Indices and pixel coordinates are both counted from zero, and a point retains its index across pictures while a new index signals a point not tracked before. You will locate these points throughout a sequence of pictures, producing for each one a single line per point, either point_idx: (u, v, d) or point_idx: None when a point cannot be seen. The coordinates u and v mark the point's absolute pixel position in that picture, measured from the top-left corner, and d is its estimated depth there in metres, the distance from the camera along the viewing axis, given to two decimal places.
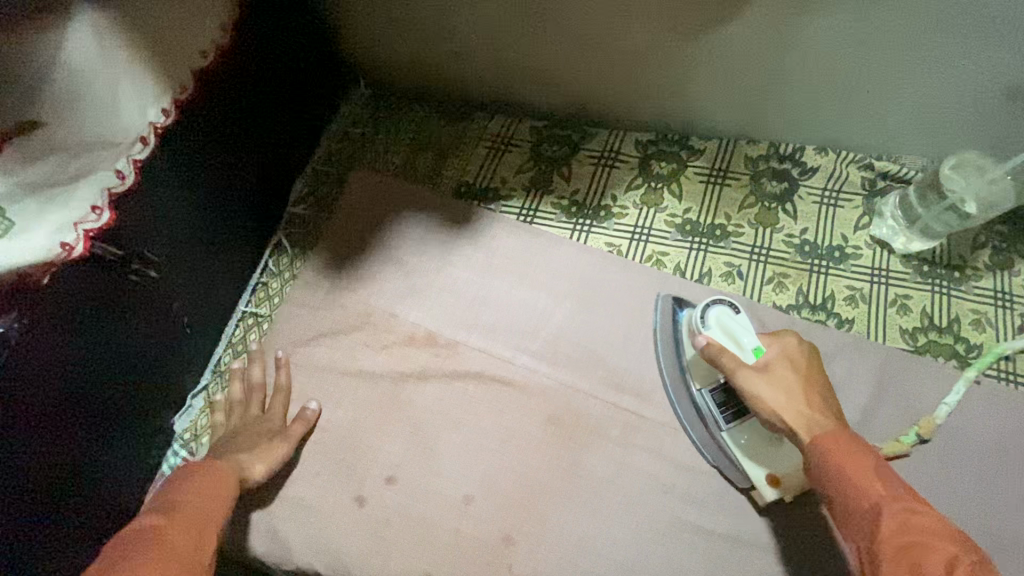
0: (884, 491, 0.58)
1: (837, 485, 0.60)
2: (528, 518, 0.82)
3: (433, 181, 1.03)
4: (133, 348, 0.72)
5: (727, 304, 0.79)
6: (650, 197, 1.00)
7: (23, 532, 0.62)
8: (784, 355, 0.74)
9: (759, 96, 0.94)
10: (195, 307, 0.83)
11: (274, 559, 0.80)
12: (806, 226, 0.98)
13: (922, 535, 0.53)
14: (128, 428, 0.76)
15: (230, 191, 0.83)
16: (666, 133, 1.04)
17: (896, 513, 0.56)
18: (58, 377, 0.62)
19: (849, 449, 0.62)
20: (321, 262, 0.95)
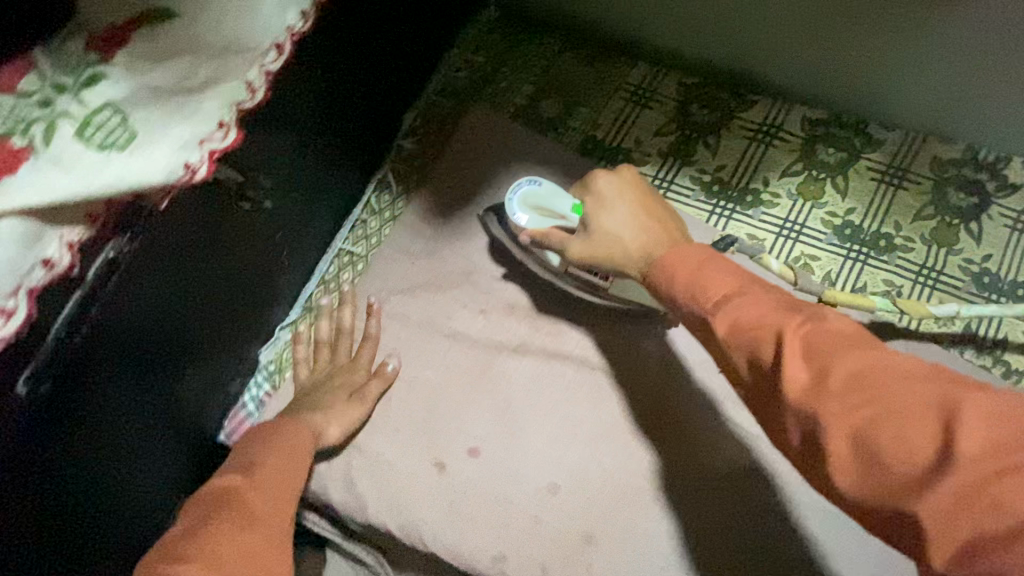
0: (713, 294, 0.50)
1: (670, 299, 0.54)
2: (614, 520, 0.76)
3: (556, 129, 0.90)
4: (228, 283, 0.67)
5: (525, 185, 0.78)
6: (808, 188, 0.85)
7: (116, 473, 0.59)
8: (597, 202, 0.68)
9: (974, 88, 0.77)
10: (291, 238, 0.76)
11: (348, 510, 0.77)
12: (991, 253, 0.82)
13: (755, 321, 0.47)
14: (207, 366, 0.71)
15: (343, 115, 0.73)
16: (840, 114, 0.88)
17: (725, 309, 0.49)
18: (167, 300, 0.57)
19: (670, 260, 0.55)
20: (425, 205, 0.86)
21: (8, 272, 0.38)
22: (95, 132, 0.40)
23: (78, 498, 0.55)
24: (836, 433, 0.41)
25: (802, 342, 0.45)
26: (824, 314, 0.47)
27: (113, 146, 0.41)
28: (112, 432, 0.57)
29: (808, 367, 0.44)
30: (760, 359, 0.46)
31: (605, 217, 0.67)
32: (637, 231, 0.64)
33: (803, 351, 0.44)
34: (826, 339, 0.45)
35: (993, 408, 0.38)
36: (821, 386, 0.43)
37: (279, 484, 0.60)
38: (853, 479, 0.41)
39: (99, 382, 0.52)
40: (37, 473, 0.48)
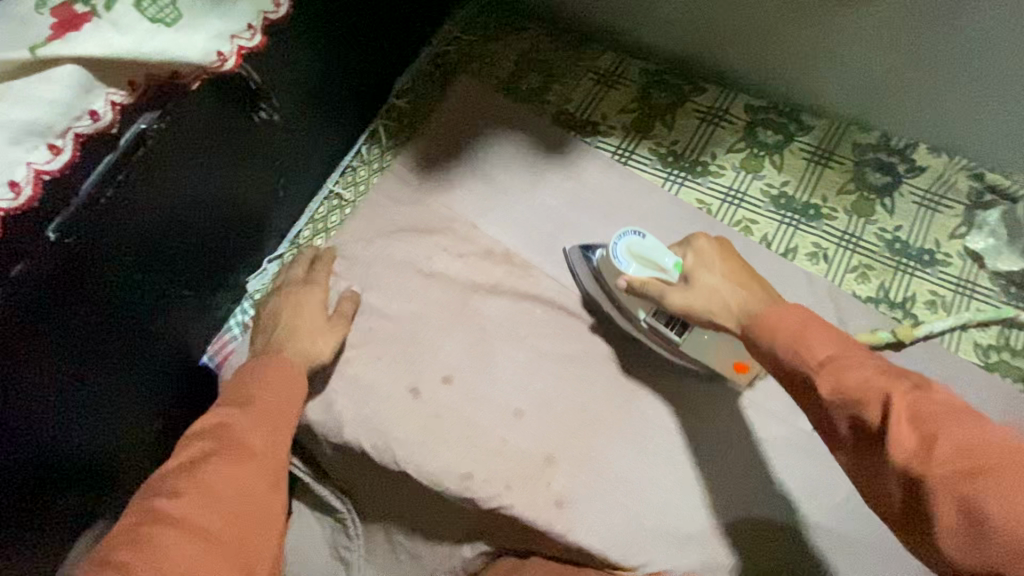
0: (818, 354, 0.55)
1: (771, 352, 0.59)
2: (573, 443, 0.83)
3: (534, 102, 1.01)
4: (238, 196, 0.75)
5: (631, 233, 0.78)
6: (749, 163, 0.98)
7: (114, 360, 0.66)
8: (697, 260, 0.72)
9: (884, 81, 0.91)
10: (289, 171, 0.83)
11: (325, 428, 0.82)
12: (901, 224, 0.95)
13: (861, 385, 0.51)
14: (212, 275, 0.78)
15: (344, 63, 0.82)
16: (778, 104, 1.02)
17: (831, 371, 0.53)
18: (185, 193, 0.65)
19: (774, 316, 0.59)
20: (412, 159, 0.94)
21: (60, 113, 0.45)
22: (149, 8, 0.48)
23: (86, 355, 0.62)
24: (945, 504, 0.44)
25: (908, 410, 0.49)
26: (931, 385, 0.51)
27: (162, 22, 0.48)
28: (118, 317, 0.64)
29: (916, 436, 0.47)
30: (865, 420, 0.51)
31: (704, 275, 0.70)
32: (736, 289, 0.67)
33: (907, 418, 0.48)
34: (932, 409, 0.48)
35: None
36: (928, 454, 0.46)
37: (273, 414, 0.65)
38: (958, 548, 0.44)
39: (117, 254, 0.60)
40: (53, 316, 0.55)
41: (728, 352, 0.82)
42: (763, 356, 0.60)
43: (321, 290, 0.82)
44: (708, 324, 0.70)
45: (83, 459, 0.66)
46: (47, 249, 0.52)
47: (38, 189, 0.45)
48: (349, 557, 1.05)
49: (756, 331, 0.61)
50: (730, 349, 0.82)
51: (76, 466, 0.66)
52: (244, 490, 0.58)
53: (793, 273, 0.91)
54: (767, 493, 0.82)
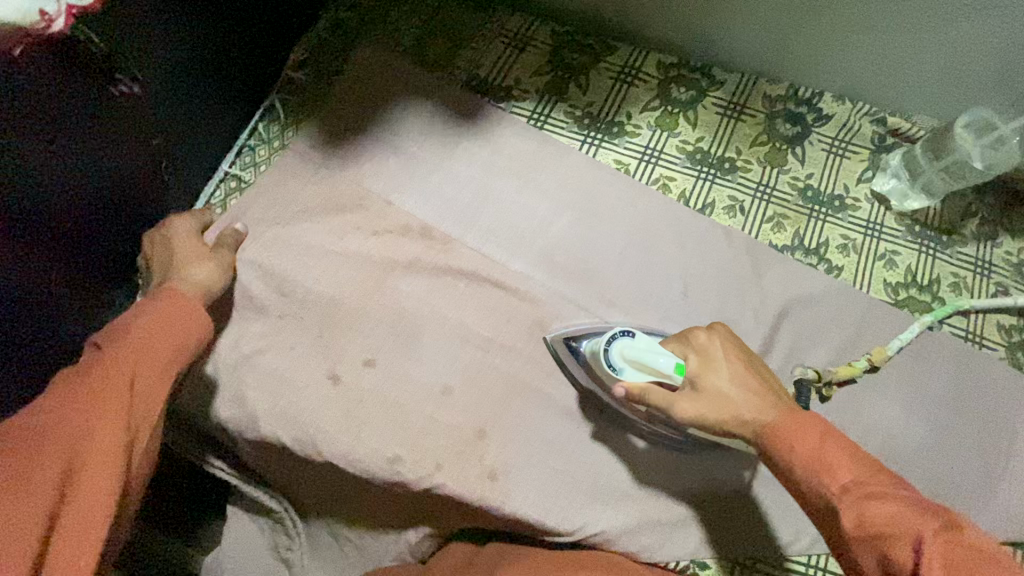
0: (839, 475, 0.53)
1: (792, 477, 0.57)
2: (504, 415, 0.81)
3: (443, 70, 0.97)
4: (104, 176, 0.67)
5: (621, 335, 0.75)
6: (664, 120, 0.98)
7: None
8: (702, 360, 0.69)
9: (787, 31, 0.92)
10: (169, 150, 0.76)
11: (239, 425, 0.77)
12: (812, 172, 0.98)
13: (887, 518, 0.48)
14: (80, 264, 0.70)
15: (222, 29, 0.76)
16: (689, 59, 1.01)
17: (854, 500, 0.51)
18: (34, 176, 0.58)
19: (789, 431, 0.58)
20: (314, 135, 0.90)
21: None
22: None
23: None
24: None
25: (943, 555, 0.45)
26: (963, 525, 0.47)
27: None
28: None
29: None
30: (892, 564, 0.47)
31: (712, 378, 0.67)
32: (748, 396, 0.65)
33: (937, 559, 0.45)
34: (964, 554, 0.45)
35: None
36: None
37: (147, 347, 0.60)
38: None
39: None
40: None
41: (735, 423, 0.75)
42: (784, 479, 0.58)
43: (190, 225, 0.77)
44: (722, 432, 0.66)
45: None
46: None
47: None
48: (289, 557, 1.01)
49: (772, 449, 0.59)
50: None
51: None
52: (89, 415, 0.52)
53: (711, 227, 0.92)
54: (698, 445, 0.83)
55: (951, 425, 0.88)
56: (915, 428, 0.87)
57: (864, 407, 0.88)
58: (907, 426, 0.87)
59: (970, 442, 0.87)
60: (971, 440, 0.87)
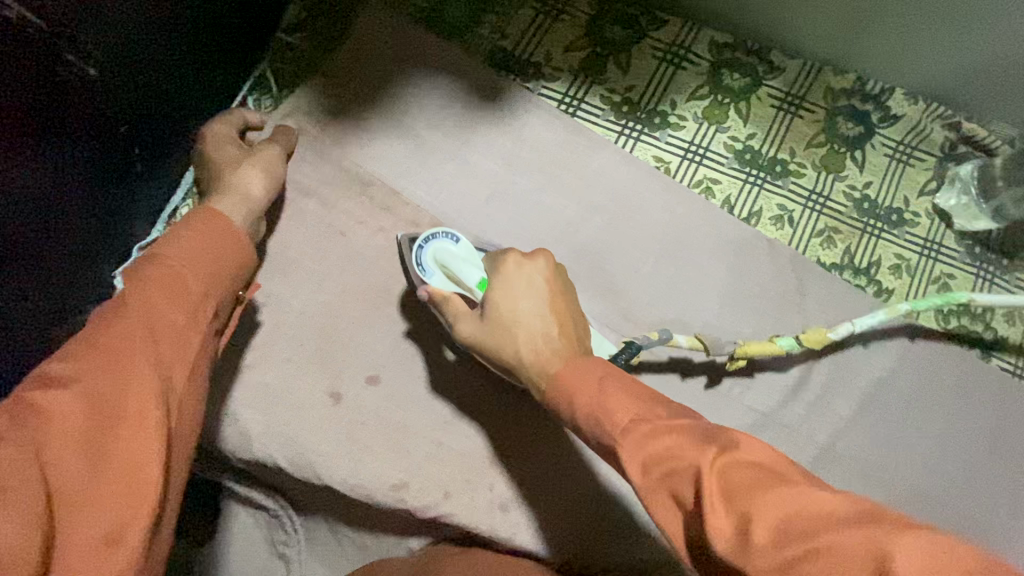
0: (617, 419, 0.45)
1: (578, 428, 0.50)
2: (516, 442, 0.75)
3: (462, 39, 0.84)
4: (54, 184, 0.56)
5: (442, 238, 0.71)
6: (713, 112, 0.86)
7: None
8: (504, 283, 0.60)
9: (865, 17, 0.79)
10: (131, 147, 0.64)
11: (230, 447, 0.70)
12: (871, 180, 0.87)
13: (668, 453, 0.42)
14: (53, 293, 0.60)
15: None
16: (746, 40, 0.88)
17: (632, 442, 0.44)
18: None
19: (569, 379, 0.51)
20: (313, 114, 0.77)
21: None
22: None
23: None
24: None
25: (720, 484, 0.39)
26: (742, 440, 0.41)
27: None
28: None
29: (732, 520, 0.37)
30: (681, 498, 0.40)
31: (506, 301, 0.59)
32: (541, 333, 0.58)
33: (718, 487, 0.38)
34: (744, 478, 0.38)
35: (932, 561, 0.32)
36: (745, 541, 0.36)
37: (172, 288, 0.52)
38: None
39: None
40: None
41: None
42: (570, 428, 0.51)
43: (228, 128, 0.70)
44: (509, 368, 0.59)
45: None
46: None
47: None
48: (287, 552, 0.97)
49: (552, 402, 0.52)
50: None
51: None
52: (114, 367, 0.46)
53: (758, 240, 0.83)
54: None
55: (988, 466, 0.82)
56: (951, 468, 0.82)
57: (901, 443, 0.82)
58: (943, 464, 0.82)
59: (1006, 486, 0.82)
60: (1008, 485, 0.82)
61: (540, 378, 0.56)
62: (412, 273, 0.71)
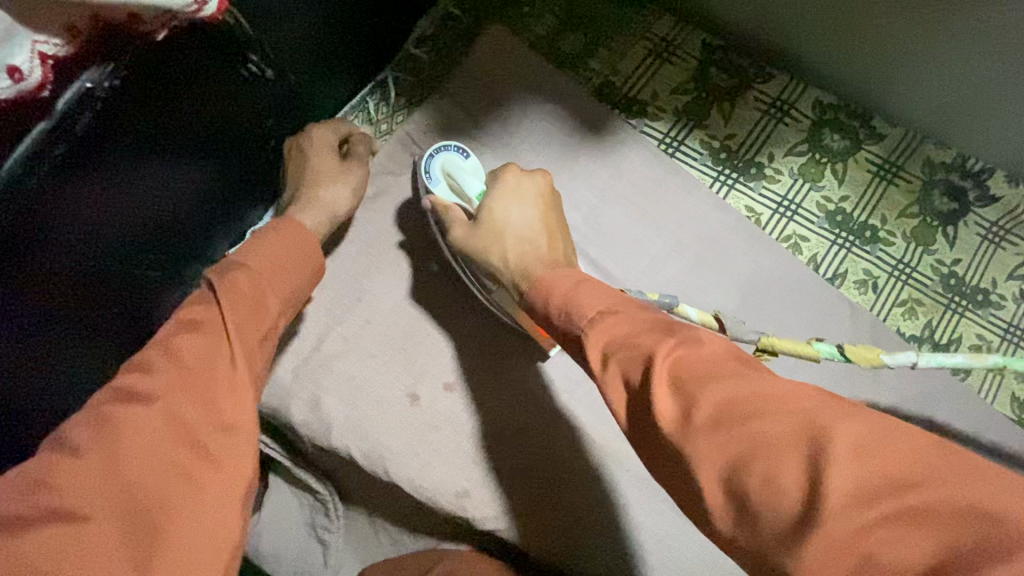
0: (587, 312, 0.50)
1: (549, 316, 0.54)
2: (578, 469, 0.75)
3: (574, 69, 0.87)
4: (183, 178, 0.59)
5: (453, 150, 0.74)
6: (809, 170, 0.87)
7: (55, 358, 0.53)
8: (503, 192, 0.67)
9: (971, 108, 0.78)
10: (249, 151, 0.67)
11: (309, 431, 0.73)
12: (960, 257, 0.86)
13: (630, 342, 0.46)
14: (170, 264, 0.65)
15: (349, 14, 0.68)
16: (849, 103, 0.89)
17: (600, 332, 0.48)
18: (142, 154, 0.51)
19: (549, 280, 0.56)
20: (427, 124, 0.81)
21: None
22: None
23: (25, 351, 0.49)
24: (708, 472, 0.39)
25: (670, 369, 0.43)
26: (701, 339, 0.45)
27: None
28: (58, 303, 0.51)
29: (677, 402, 0.41)
30: (630, 377, 0.45)
31: (501, 211, 0.66)
32: (532, 240, 0.64)
33: (666, 365, 0.43)
34: (695, 369, 0.42)
35: (864, 441, 0.36)
36: (687, 421, 0.40)
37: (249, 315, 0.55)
38: (730, 529, 0.38)
39: (47, 229, 0.45)
40: None
41: None
42: (539, 319, 0.56)
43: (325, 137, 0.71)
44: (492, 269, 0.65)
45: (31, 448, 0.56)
46: None
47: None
48: (327, 538, 0.98)
49: (530, 294, 0.56)
50: None
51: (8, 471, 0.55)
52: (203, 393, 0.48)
53: (840, 302, 0.83)
54: None
55: None
56: None
57: None
58: None
59: None
60: None
61: (523, 277, 0.61)
62: (419, 179, 0.74)
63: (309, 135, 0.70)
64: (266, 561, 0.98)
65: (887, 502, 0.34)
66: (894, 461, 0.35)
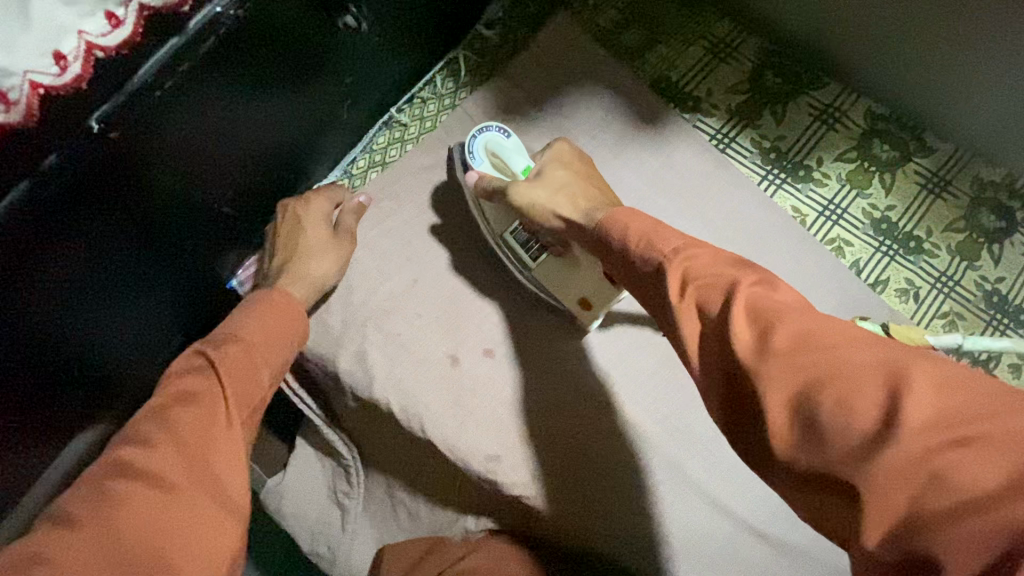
0: (671, 244, 0.51)
1: (622, 249, 0.55)
2: (609, 444, 0.77)
3: (634, 62, 0.90)
4: (238, 152, 0.64)
5: (494, 130, 0.76)
6: (857, 177, 0.88)
7: (131, 264, 0.60)
8: (554, 158, 0.72)
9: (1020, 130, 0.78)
10: (298, 137, 0.72)
11: (354, 381, 0.76)
12: (1005, 275, 0.86)
13: (710, 273, 0.48)
14: (241, 199, 0.71)
15: None
16: (901, 116, 0.89)
17: (682, 259, 0.50)
18: (250, 92, 0.58)
19: (622, 218, 0.56)
20: (490, 102, 0.85)
21: None
22: None
23: (111, 253, 0.56)
24: (777, 395, 0.40)
25: (747, 301, 0.44)
26: (776, 283, 0.47)
27: None
28: (148, 213, 0.57)
29: (753, 329, 0.43)
30: (708, 306, 0.46)
31: (557, 173, 0.70)
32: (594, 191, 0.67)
33: (742, 297, 0.45)
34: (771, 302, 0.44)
35: (942, 378, 0.37)
36: (768, 337, 0.42)
37: (251, 355, 0.58)
38: (791, 450, 0.39)
39: (159, 141, 0.51)
40: (75, 210, 0.48)
41: (578, 277, 0.74)
42: (612, 254, 0.57)
43: (319, 205, 0.76)
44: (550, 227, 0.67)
45: (89, 355, 0.63)
46: (86, 142, 0.43)
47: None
48: (346, 504, 0.97)
49: (603, 228, 0.58)
50: (585, 280, 0.74)
51: (67, 376, 0.61)
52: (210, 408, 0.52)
53: (880, 308, 0.84)
54: (813, 552, 0.74)
55: None
56: None
57: None
58: None
59: None
60: None
61: (589, 215, 0.62)
62: (461, 157, 0.76)
63: (306, 202, 0.75)
64: (285, 519, 0.95)
65: (953, 431, 0.34)
66: (973, 400, 0.35)
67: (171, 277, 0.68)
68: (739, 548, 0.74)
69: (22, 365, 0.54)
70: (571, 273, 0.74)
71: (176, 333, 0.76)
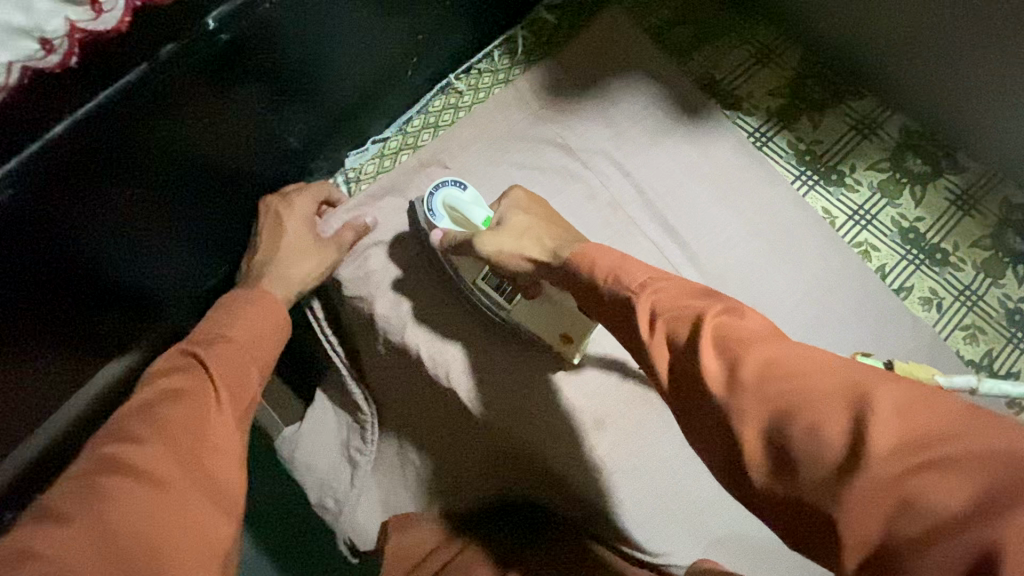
0: (637, 279, 0.54)
1: (594, 284, 0.56)
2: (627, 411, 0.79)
3: (681, 57, 0.94)
4: (293, 107, 0.69)
5: (450, 184, 0.78)
6: (888, 186, 0.91)
7: (199, 184, 0.65)
8: (511, 203, 0.75)
9: None
10: (331, 116, 0.77)
11: (387, 325, 0.79)
12: None
13: (679, 306, 0.50)
14: (300, 144, 0.77)
15: None
16: (934, 134, 0.92)
17: (649, 293, 0.52)
18: (332, 34, 0.64)
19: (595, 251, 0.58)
20: (541, 80, 0.89)
21: None
22: None
23: (185, 166, 0.61)
24: (749, 427, 0.41)
25: (713, 332, 0.46)
26: (744, 312, 0.49)
27: None
28: (224, 135, 0.63)
29: (719, 362, 0.44)
30: (676, 336, 0.48)
31: (517, 217, 0.72)
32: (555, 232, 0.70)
33: (704, 342, 0.46)
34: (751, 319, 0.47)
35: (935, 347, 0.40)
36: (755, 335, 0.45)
37: (248, 336, 0.59)
38: (763, 476, 0.41)
39: (251, 63, 0.57)
40: (170, 108, 0.53)
41: (550, 319, 0.76)
42: (582, 288, 0.58)
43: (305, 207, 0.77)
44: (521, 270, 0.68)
45: (145, 272, 0.67)
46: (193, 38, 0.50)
47: (127, 14, 0.41)
48: (358, 460, 0.93)
49: (575, 263, 0.59)
50: (557, 318, 0.76)
51: (123, 289, 0.66)
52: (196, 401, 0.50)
53: (901, 313, 0.85)
54: None
55: None
56: None
57: None
58: None
59: None
60: None
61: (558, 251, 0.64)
62: (422, 216, 0.77)
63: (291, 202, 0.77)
64: (296, 469, 0.92)
65: (923, 454, 0.34)
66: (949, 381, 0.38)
67: (226, 209, 0.73)
68: (750, 541, 0.79)
69: (88, 265, 0.58)
70: (542, 314, 0.76)
71: (216, 273, 0.80)
